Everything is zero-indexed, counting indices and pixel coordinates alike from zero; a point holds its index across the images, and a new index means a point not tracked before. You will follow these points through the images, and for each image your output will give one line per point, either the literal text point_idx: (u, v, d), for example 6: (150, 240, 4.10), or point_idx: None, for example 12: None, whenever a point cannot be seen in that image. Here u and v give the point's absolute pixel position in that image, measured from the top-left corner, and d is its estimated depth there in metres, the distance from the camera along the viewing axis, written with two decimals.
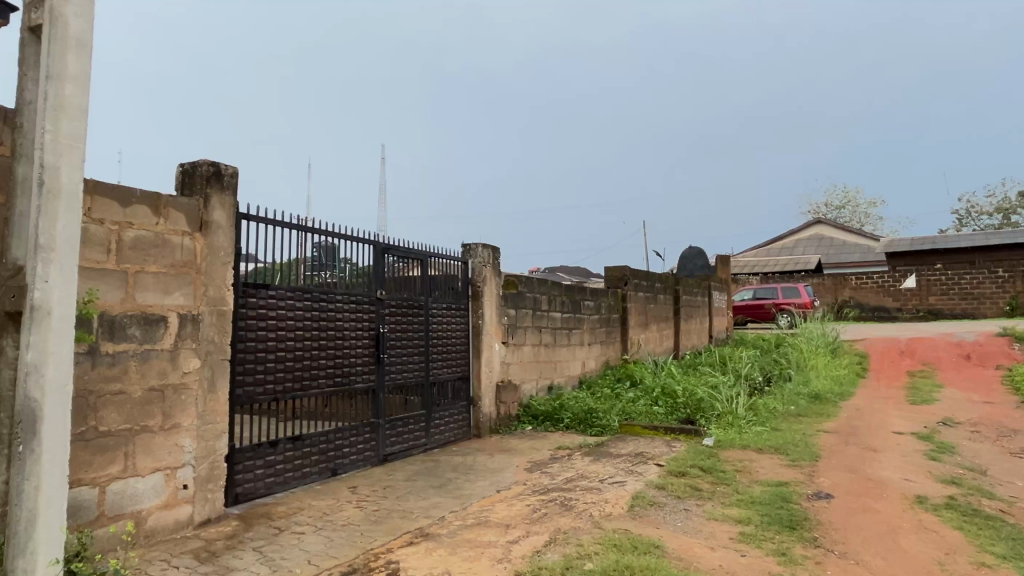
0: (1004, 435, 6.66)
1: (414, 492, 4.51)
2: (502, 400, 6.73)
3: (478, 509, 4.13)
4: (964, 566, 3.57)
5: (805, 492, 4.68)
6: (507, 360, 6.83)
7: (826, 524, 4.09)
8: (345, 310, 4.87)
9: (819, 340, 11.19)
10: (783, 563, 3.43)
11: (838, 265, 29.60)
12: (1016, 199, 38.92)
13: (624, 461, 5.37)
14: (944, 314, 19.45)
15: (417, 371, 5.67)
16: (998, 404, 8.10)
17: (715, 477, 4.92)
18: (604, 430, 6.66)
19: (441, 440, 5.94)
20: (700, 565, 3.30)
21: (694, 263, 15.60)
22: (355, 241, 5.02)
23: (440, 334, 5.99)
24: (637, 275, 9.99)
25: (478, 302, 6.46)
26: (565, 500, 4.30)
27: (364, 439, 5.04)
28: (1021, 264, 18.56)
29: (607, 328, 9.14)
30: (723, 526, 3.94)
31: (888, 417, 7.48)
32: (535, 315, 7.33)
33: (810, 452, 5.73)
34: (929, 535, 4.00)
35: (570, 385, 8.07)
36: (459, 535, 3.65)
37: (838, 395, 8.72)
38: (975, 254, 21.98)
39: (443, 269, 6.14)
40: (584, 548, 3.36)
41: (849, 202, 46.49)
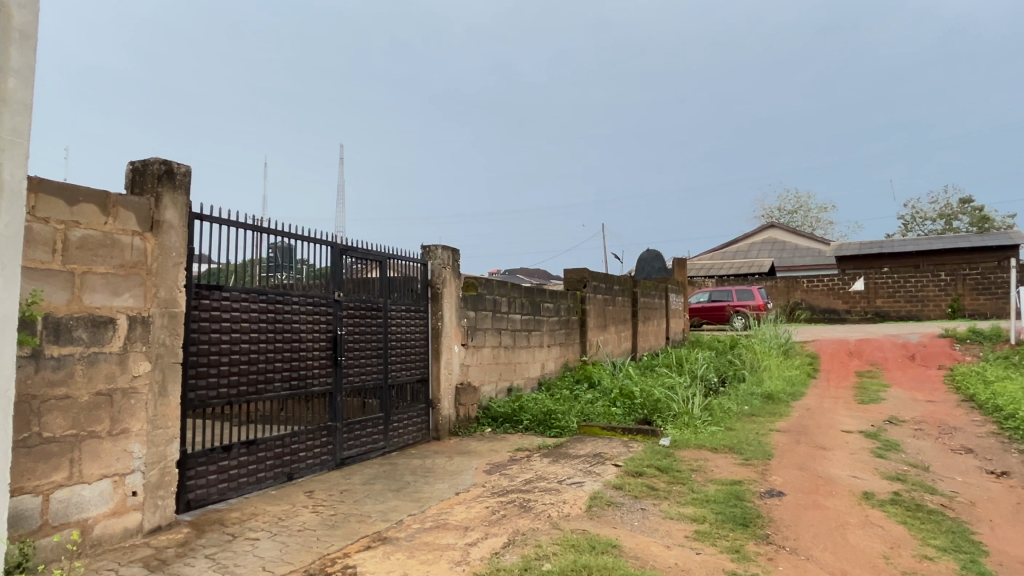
0: (946, 432, 6.91)
1: (372, 495, 4.47)
2: (462, 402, 6.70)
3: (437, 512, 4.12)
4: (907, 559, 3.70)
5: (758, 490, 4.79)
6: (466, 362, 6.82)
7: (778, 521, 4.20)
8: (302, 311, 4.81)
9: (772, 341, 11.45)
10: (736, 560, 3.50)
11: (791, 269, 30.33)
12: (957, 205, 40.51)
13: (582, 462, 5.42)
14: (891, 316, 20.10)
15: (375, 373, 5.62)
16: (941, 402, 8.42)
17: (672, 476, 5.00)
18: (563, 431, 6.70)
19: (400, 443, 5.90)
20: (656, 563, 3.35)
21: (652, 266, 15.84)
22: (313, 242, 4.95)
23: (400, 336, 5.95)
24: (596, 277, 10.08)
25: (438, 304, 6.44)
26: (524, 501, 4.32)
27: (321, 443, 4.97)
28: (962, 267, 19.28)
29: (567, 329, 9.21)
30: (679, 525, 4.00)
31: (838, 416, 7.71)
32: (494, 317, 7.34)
33: (763, 451, 5.86)
34: (875, 530, 4.13)
35: (530, 387, 8.11)
36: (417, 538, 3.63)
37: (790, 395, 8.94)
38: (920, 258, 22.76)
39: (402, 271, 6.10)
40: (542, 549, 3.38)
41: (801, 207, 47.80)
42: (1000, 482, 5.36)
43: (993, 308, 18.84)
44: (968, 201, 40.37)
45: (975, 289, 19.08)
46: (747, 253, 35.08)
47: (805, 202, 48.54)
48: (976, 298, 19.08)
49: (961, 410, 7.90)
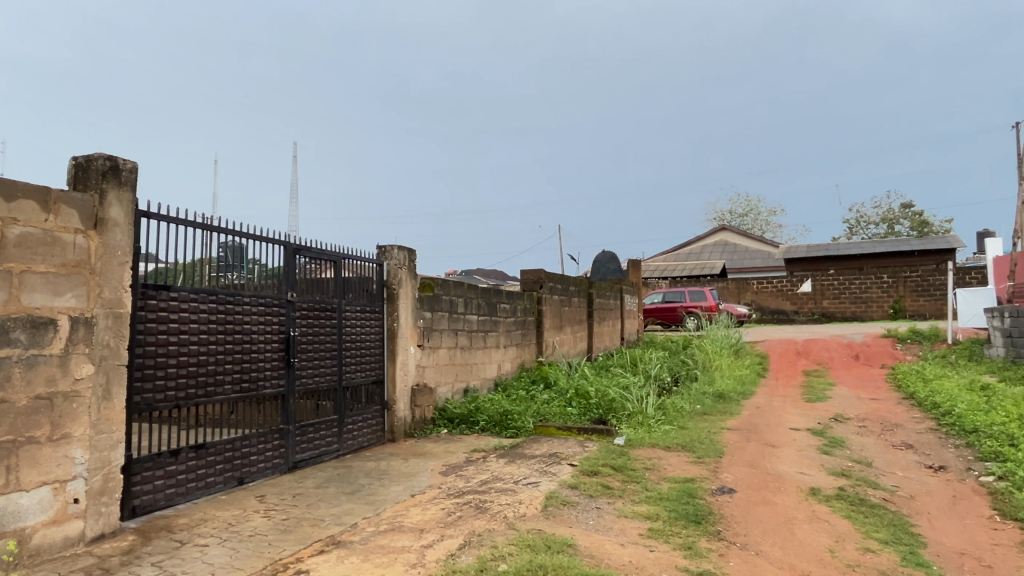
0: (887, 429, 7.16)
1: (326, 499, 4.41)
2: (418, 404, 6.65)
3: (392, 515, 4.08)
4: (852, 552, 3.82)
5: (710, 488, 4.89)
6: (422, 363, 6.77)
7: (728, 518, 4.29)
8: (254, 312, 4.71)
9: (723, 341, 11.69)
10: (689, 557, 3.57)
11: (742, 271, 31.00)
12: (899, 210, 42.06)
13: (538, 462, 5.45)
14: (837, 317, 20.72)
15: (329, 375, 5.54)
16: (883, 400, 8.73)
17: (626, 475, 5.06)
18: (519, 431, 6.72)
19: (354, 445, 5.83)
20: (611, 561, 3.39)
21: (607, 267, 16.01)
22: (265, 241, 4.85)
23: (354, 336, 5.88)
24: (552, 278, 10.14)
25: (393, 305, 6.38)
26: (480, 502, 4.31)
27: (272, 447, 4.87)
28: (903, 270, 20.03)
29: (523, 330, 9.23)
30: (633, 523, 4.05)
31: (786, 414, 7.92)
32: (450, 318, 7.31)
33: (715, 449, 5.96)
34: (821, 524, 4.25)
35: (486, 387, 8.10)
36: (372, 541, 3.59)
37: (741, 394, 9.14)
38: (864, 261, 23.53)
39: (357, 271, 6.03)
40: (497, 550, 3.39)
41: (752, 211, 48.95)
42: (938, 476, 5.59)
43: (932, 309, 19.62)
44: (909, 206, 41.96)
45: (916, 291, 19.83)
46: (700, 255, 35.75)
47: (755, 206, 49.72)
48: (916, 299, 19.83)
49: (902, 408, 8.19)
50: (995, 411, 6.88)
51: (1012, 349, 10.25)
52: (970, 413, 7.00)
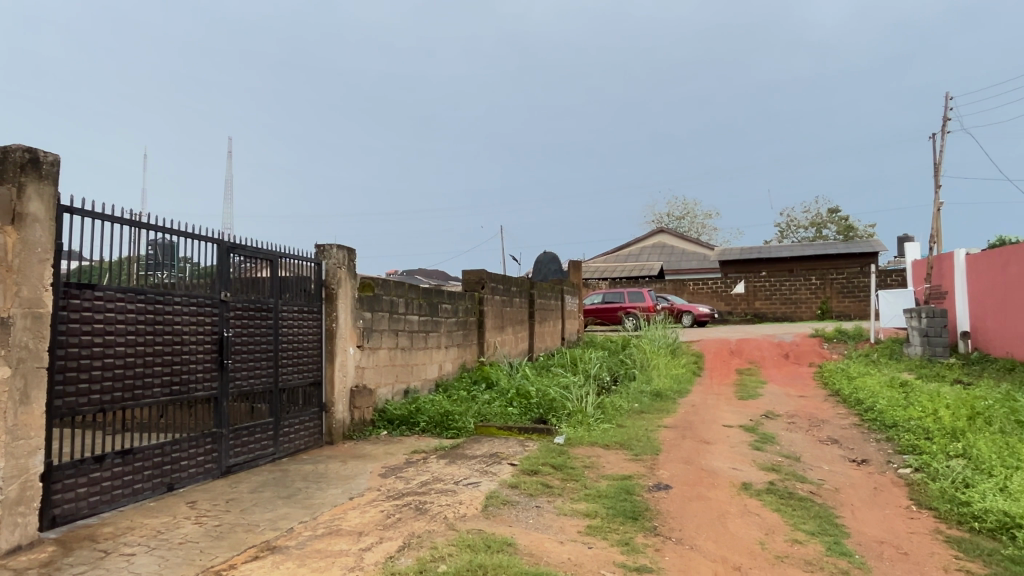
0: (815, 425, 7.46)
1: (260, 504, 4.30)
2: (357, 405, 6.54)
3: (329, 518, 4.01)
4: (781, 544, 3.97)
5: (647, 484, 4.99)
6: (362, 364, 6.67)
7: (664, 513, 4.39)
8: (184, 313, 4.56)
9: (661, 341, 11.94)
10: (626, 553, 3.64)
11: (679, 273, 31.71)
12: (826, 215, 43.87)
13: (479, 462, 5.45)
14: (768, 317, 21.44)
15: (265, 377, 5.41)
16: (811, 397, 9.08)
17: (565, 473, 5.11)
18: (460, 432, 6.71)
19: (291, 449, 5.70)
20: (550, 559, 3.42)
21: (548, 268, 16.14)
22: (197, 239, 4.69)
23: (291, 337, 5.75)
24: (493, 279, 10.17)
25: (332, 305, 6.27)
26: (419, 503, 4.29)
27: (204, 451, 4.72)
28: (829, 273, 20.88)
29: (464, 330, 9.22)
30: (572, 521, 4.10)
31: (720, 412, 8.17)
32: (391, 318, 7.24)
33: (651, 447, 6.10)
34: (752, 518, 4.40)
35: (427, 388, 8.05)
36: (308, 545, 3.53)
37: (677, 392, 9.37)
38: (794, 264, 24.43)
39: (294, 270, 5.90)
40: (437, 551, 3.37)
41: (688, 214, 50.26)
42: (860, 469, 5.85)
43: (856, 310, 20.53)
44: (835, 211, 43.83)
45: (841, 292, 20.71)
46: (638, 257, 36.44)
47: (691, 209, 50.97)
48: (842, 300, 20.71)
49: (828, 404, 8.55)
50: (912, 406, 7.26)
51: (929, 347, 10.83)
52: (890, 409, 7.37)
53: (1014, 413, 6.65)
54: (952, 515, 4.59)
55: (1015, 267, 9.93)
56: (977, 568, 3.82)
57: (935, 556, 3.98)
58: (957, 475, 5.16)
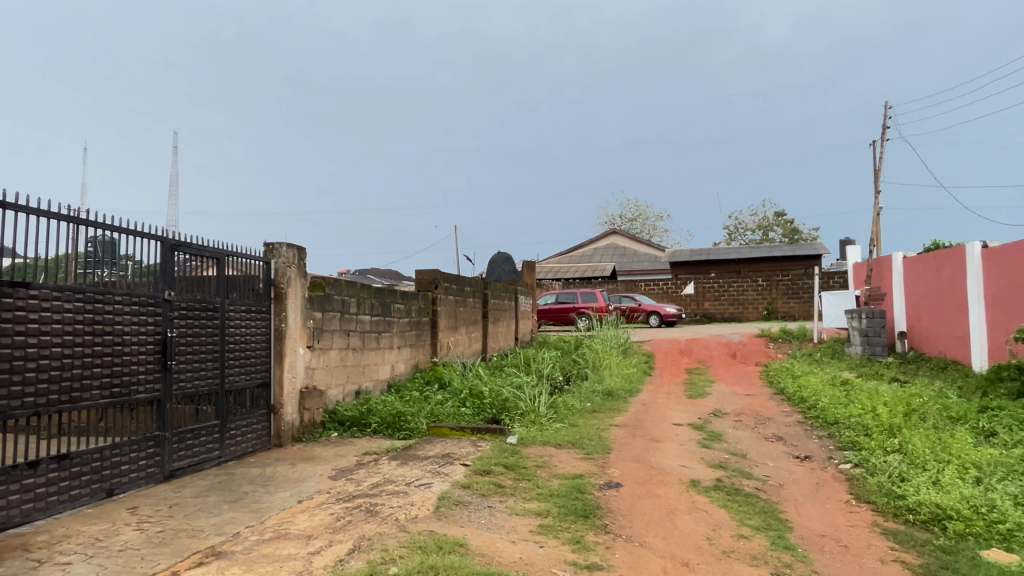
0: (761, 423, 7.65)
1: (205, 508, 4.19)
2: (307, 407, 6.42)
3: (278, 522, 3.93)
4: (728, 539, 4.06)
5: (598, 483, 5.04)
6: (312, 364, 6.55)
7: (614, 511, 4.44)
8: (125, 312, 4.41)
9: (613, 341, 12.09)
10: (577, 551, 3.67)
11: (631, 274, 32.13)
12: (772, 218, 45.08)
13: (431, 463, 5.42)
14: (717, 318, 21.91)
15: (210, 378, 5.27)
16: (757, 396, 9.31)
17: (517, 473, 5.13)
18: (412, 433, 6.67)
19: (237, 452, 5.57)
20: (502, 559, 3.43)
21: (502, 268, 16.16)
22: (139, 236, 4.55)
23: (238, 337, 5.62)
24: (447, 278, 10.13)
25: (281, 305, 6.15)
26: (370, 505, 4.24)
27: (146, 455, 4.57)
28: (775, 274, 21.45)
29: (417, 330, 9.15)
30: (524, 521, 4.11)
31: (670, 410, 8.31)
32: (342, 318, 7.14)
33: (603, 446, 6.17)
34: (700, 514, 4.49)
35: (379, 389, 7.96)
36: (255, 550, 3.45)
37: (627, 391, 9.51)
38: (742, 266, 25.02)
39: (241, 269, 5.76)
40: (387, 553, 3.34)
41: (640, 216, 51.03)
42: (804, 465, 6.03)
43: (800, 311, 21.15)
44: (781, 214, 45.09)
45: (786, 294, 21.30)
46: (592, 258, 36.80)
47: (642, 211, 51.68)
48: (787, 302, 21.30)
49: (772, 402, 8.79)
50: (853, 404, 7.51)
51: (868, 347, 11.23)
52: (832, 406, 7.62)
53: (947, 409, 6.95)
54: (889, 509, 4.76)
55: (949, 271, 10.36)
56: (911, 558, 3.97)
57: (872, 547, 4.13)
58: (893, 470, 5.36)
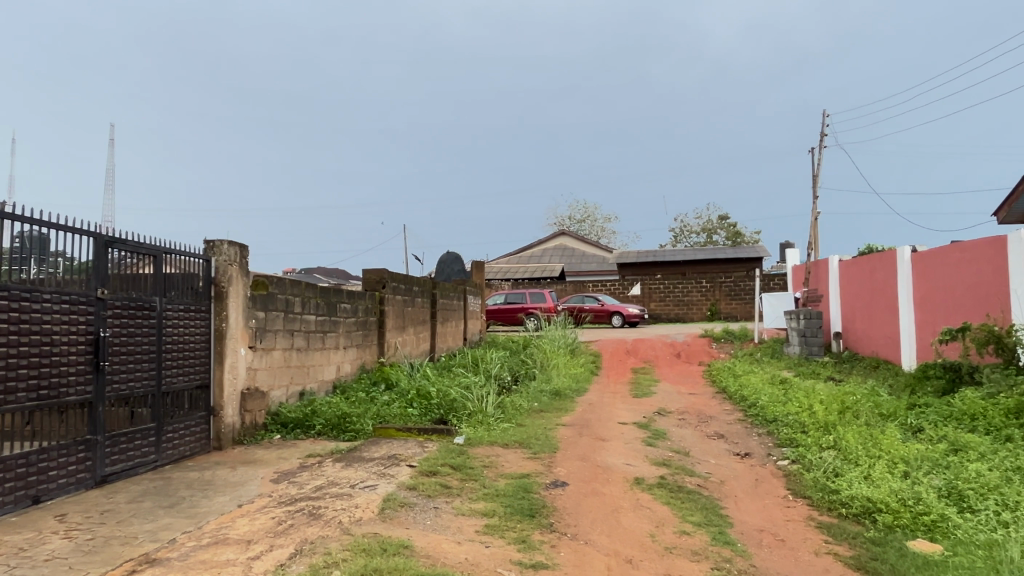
0: (703, 421, 7.82)
1: (139, 514, 4.04)
2: (248, 409, 6.27)
3: (216, 527, 3.82)
4: (670, 536, 4.14)
5: (544, 482, 5.07)
6: (254, 365, 6.39)
7: (560, 510, 4.48)
8: (55, 311, 4.22)
9: (560, 341, 12.19)
10: (522, 550, 3.69)
11: (579, 274, 32.47)
12: (716, 222, 46.21)
13: (376, 464, 5.36)
14: (662, 318, 22.32)
15: (146, 380, 5.09)
16: (700, 394, 9.52)
17: (464, 473, 5.12)
18: (358, 434, 6.57)
19: (174, 456, 5.39)
20: (447, 560, 3.41)
21: (451, 268, 16.10)
22: (72, 231, 4.37)
23: (176, 338, 5.44)
24: (395, 278, 10.04)
25: (222, 303, 5.98)
26: (313, 509, 4.16)
27: (77, 460, 4.38)
28: (719, 276, 21.97)
29: (364, 330, 9.04)
30: (470, 521, 4.10)
31: (615, 409, 8.43)
32: (286, 318, 6.99)
33: (550, 445, 6.21)
34: (644, 511, 4.56)
35: (324, 390, 7.82)
36: (192, 556, 3.35)
37: (574, 391, 9.60)
38: (687, 268, 25.55)
39: (180, 267, 5.58)
40: (330, 556, 3.29)
41: (589, 218, 51.60)
42: (744, 462, 6.20)
43: (742, 312, 21.71)
44: (725, 218, 46.26)
45: (729, 295, 21.84)
46: (541, 258, 37.03)
47: (591, 213, 52.24)
48: (729, 303, 21.84)
49: (715, 401, 9.00)
50: (791, 402, 7.76)
51: (806, 347, 11.60)
52: (771, 404, 7.84)
53: (878, 406, 7.23)
54: (823, 503, 4.94)
55: (882, 273, 10.79)
56: (843, 550, 4.13)
57: (807, 541, 4.27)
58: (828, 465, 5.55)
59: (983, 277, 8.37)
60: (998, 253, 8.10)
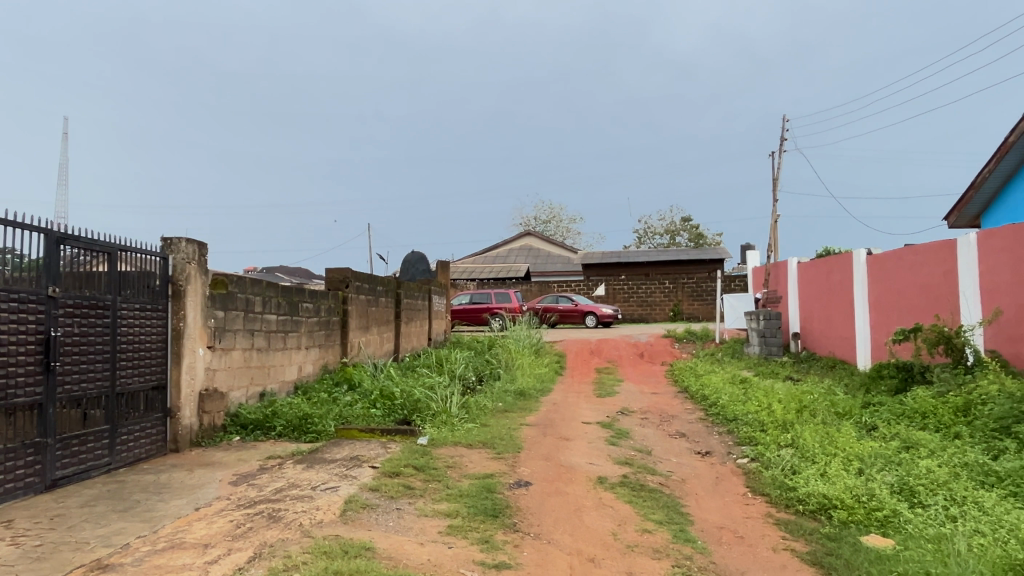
0: (665, 420, 7.91)
1: (91, 519, 3.92)
2: (206, 410, 6.14)
3: (172, 531, 3.74)
4: (632, 534, 4.18)
5: (508, 482, 5.07)
6: (213, 366, 6.27)
7: (523, 510, 4.48)
8: (2, 310, 4.08)
9: (525, 341, 12.21)
10: (485, 550, 3.68)
11: (544, 274, 32.58)
12: (679, 224, 46.82)
13: (338, 466, 5.29)
14: (626, 318, 22.53)
15: (100, 380, 4.95)
16: (662, 394, 9.64)
17: (427, 474, 5.09)
18: (320, 435, 6.49)
19: (129, 458, 5.25)
20: (409, 561, 3.38)
21: (416, 268, 16.01)
22: (22, 227, 4.23)
23: (132, 337, 5.31)
24: (359, 277, 9.95)
25: (180, 302, 5.85)
26: (273, 511, 4.09)
27: (26, 463, 4.24)
28: (681, 277, 22.26)
29: (327, 330, 8.93)
30: (433, 522, 4.08)
31: (579, 409, 8.48)
32: (246, 317, 6.87)
33: (514, 445, 6.22)
34: (606, 510, 4.60)
35: (285, 390, 7.71)
36: (146, 561, 3.27)
37: (539, 390, 9.63)
38: (650, 269, 25.82)
39: (137, 265, 5.44)
40: (290, 559, 3.24)
41: (554, 219, 51.82)
42: (705, 460, 6.29)
43: (704, 312, 22.03)
44: (688, 219, 46.91)
45: (691, 296, 22.14)
46: (507, 258, 37.05)
47: (556, 213, 52.49)
48: (692, 303, 22.14)
49: (677, 400, 9.12)
50: (750, 401, 7.90)
51: (765, 347, 11.83)
52: (731, 404, 7.98)
53: (834, 405, 7.40)
54: (781, 500, 5.04)
55: (838, 275, 11.06)
56: (800, 546, 4.22)
57: (766, 537, 4.36)
58: (786, 463, 5.67)
59: (934, 279, 8.62)
60: (948, 256, 8.36)
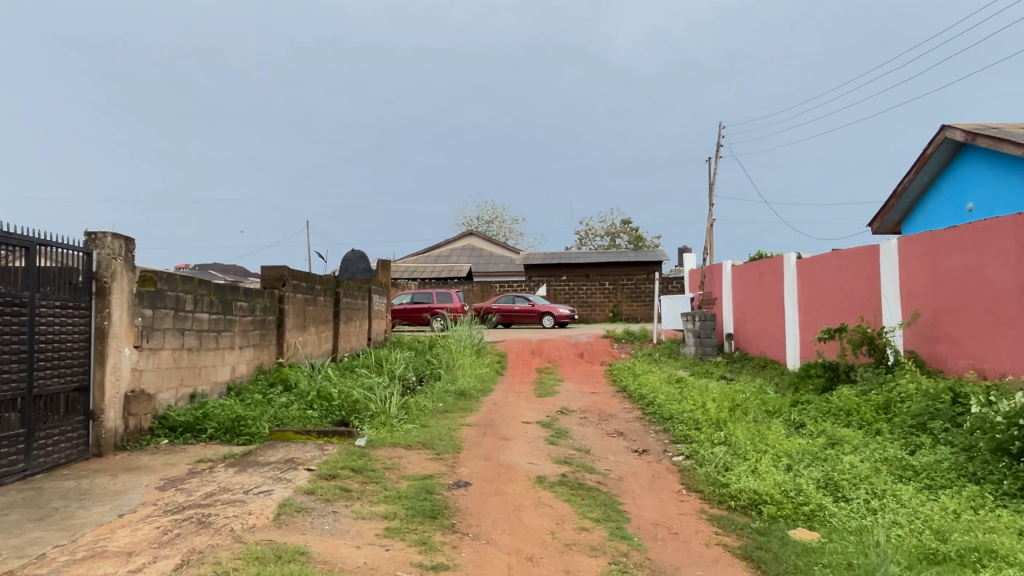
0: (604, 419, 8.02)
1: (4, 529, 3.71)
2: (132, 412, 5.88)
3: (93, 539, 3.57)
4: (570, 532, 4.21)
5: (447, 483, 5.04)
6: (140, 366, 6.01)
7: (462, 510, 4.47)
8: None
9: (466, 341, 12.17)
10: (423, 552, 3.65)
11: (486, 275, 32.58)
12: (620, 225, 47.59)
13: (272, 469, 5.15)
14: None
15: (14, 382, 4.68)
16: (601, 393, 9.77)
17: (365, 476, 5.02)
18: (253, 437, 6.31)
19: (47, 463, 4.99)
20: (345, 565, 3.32)
21: (356, 267, 15.76)
22: None
23: (51, 336, 5.04)
24: (296, 276, 9.73)
25: (104, 300, 5.58)
26: (202, 517, 3.96)
27: None
28: (621, 278, 22.61)
29: (262, 329, 8.69)
30: (370, 524, 4.02)
31: (519, 408, 8.51)
32: (176, 316, 6.62)
33: (453, 445, 6.19)
34: (545, 509, 4.63)
35: (217, 392, 7.46)
36: (64, 572, 3.11)
37: (479, 391, 9.62)
38: (591, 270, 26.13)
39: (58, 261, 5.18)
40: (220, 566, 3.14)
41: (496, 219, 51.90)
42: (642, 458, 6.41)
43: (642, 313, 22.43)
44: (627, 222, 47.73)
45: (630, 297, 22.51)
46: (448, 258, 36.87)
47: (499, 214, 52.55)
48: (630, 304, 22.52)
49: (615, 400, 9.25)
50: (685, 400, 8.09)
51: (701, 347, 12.13)
52: (667, 403, 8.15)
53: (765, 403, 7.65)
54: (714, 496, 5.17)
55: (770, 278, 11.43)
56: (732, 541, 4.34)
57: (699, 533, 4.46)
58: (719, 460, 5.83)
59: (859, 283, 9.00)
60: (872, 261, 8.74)
